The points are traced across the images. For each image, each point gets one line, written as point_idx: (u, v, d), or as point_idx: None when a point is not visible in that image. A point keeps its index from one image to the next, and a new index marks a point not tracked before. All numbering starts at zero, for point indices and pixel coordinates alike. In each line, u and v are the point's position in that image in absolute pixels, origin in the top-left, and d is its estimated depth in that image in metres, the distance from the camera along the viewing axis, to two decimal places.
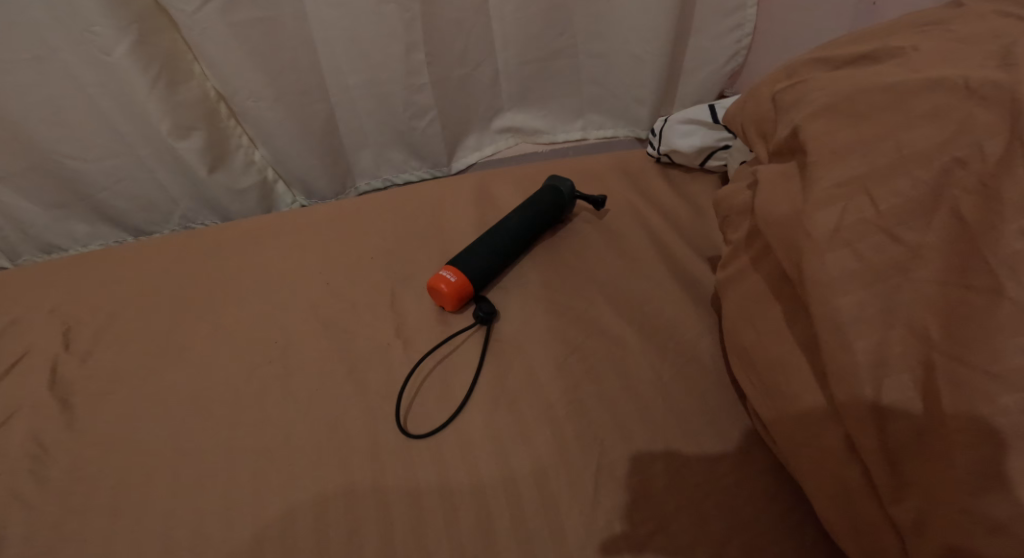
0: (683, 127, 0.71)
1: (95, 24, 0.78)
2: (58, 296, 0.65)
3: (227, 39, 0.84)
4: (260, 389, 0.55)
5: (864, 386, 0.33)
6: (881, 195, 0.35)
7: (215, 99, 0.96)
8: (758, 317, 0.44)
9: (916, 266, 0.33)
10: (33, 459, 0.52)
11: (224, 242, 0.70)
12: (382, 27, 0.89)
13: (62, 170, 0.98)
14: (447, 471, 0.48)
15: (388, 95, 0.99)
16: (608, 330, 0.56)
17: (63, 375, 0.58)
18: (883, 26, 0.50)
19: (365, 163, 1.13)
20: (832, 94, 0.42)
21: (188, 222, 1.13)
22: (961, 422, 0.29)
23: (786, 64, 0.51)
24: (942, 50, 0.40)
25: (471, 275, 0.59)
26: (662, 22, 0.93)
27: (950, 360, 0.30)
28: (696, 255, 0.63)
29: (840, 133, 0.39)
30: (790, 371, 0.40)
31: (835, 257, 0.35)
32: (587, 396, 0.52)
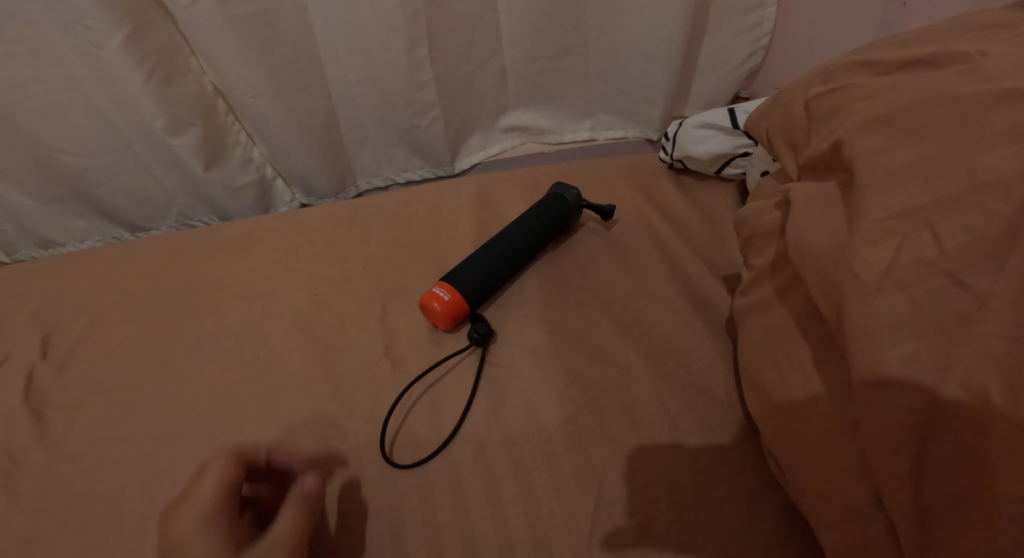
0: (699, 132, 0.67)
1: (88, 17, 0.75)
2: (39, 300, 0.62)
3: (225, 33, 0.81)
4: (245, 407, 0.52)
5: (906, 442, 0.30)
6: (945, 230, 0.31)
7: (213, 94, 0.93)
8: (784, 355, 0.40)
9: (983, 317, 0.29)
10: (4, 473, 0.49)
11: (215, 246, 0.67)
12: (386, 22, 0.86)
13: (56, 165, 0.96)
14: (434, 503, 0.45)
15: (390, 92, 0.96)
16: (613, 356, 0.53)
17: (38, 385, 0.55)
18: (933, 27, 0.45)
19: (366, 161, 1.10)
20: (883, 108, 0.38)
21: (185, 219, 1.11)
22: (1014, 492, 0.26)
23: (821, 70, 0.47)
24: (1015, 58, 0.35)
25: (467, 291, 0.55)
26: (678, 20, 0.89)
27: (1010, 426, 0.27)
28: (709, 272, 0.59)
29: (896, 154, 0.35)
30: (815, 414, 0.37)
31: (883, 301, 0.31)
32: (588, 427, 0.48)
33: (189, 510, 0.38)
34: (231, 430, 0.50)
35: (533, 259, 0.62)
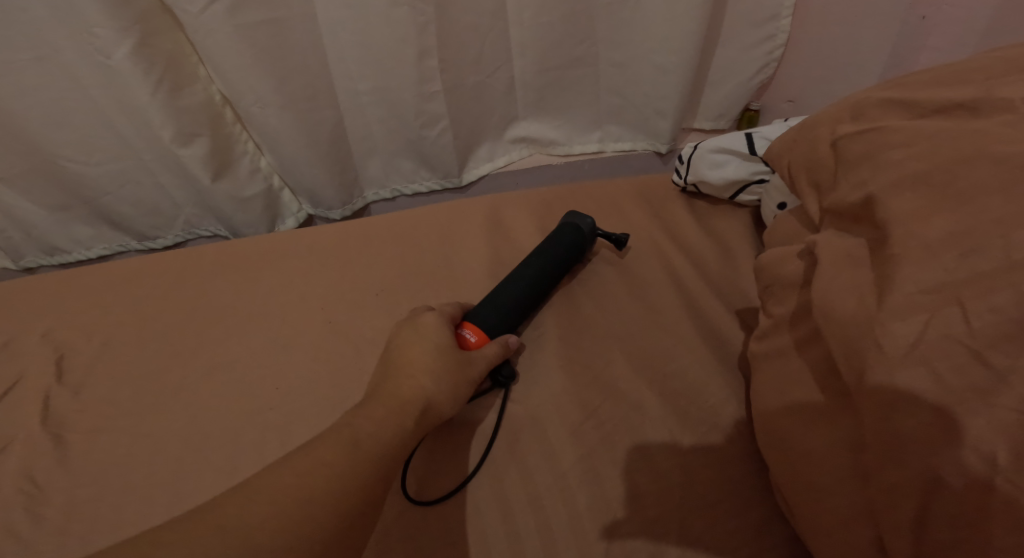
0: (715, 157, 0.65)
1: (95, 26, 0.75)
2: (52, 319, 0.62)
3: (233, 42, 0.81)
4: (257, 436, 0.51)
5: (910, 498, 0.30)
6: (974, 308, 0.29)
7: (221, 103, 0.93)
8: (798, 402, 0.39)
9: (1001, 392, 0.28)
10: (26, 497, 0.48)
11: (224, 264, 0.66)
12: (395, 32, 0.85)
13: (65, 173, 0.96)
14: (450, 536, 0.45)
15: (399, 103, 0.96)
16: (628, 393, 0.52)
17: (56, 407, 0.54)
18: (968, 61, 0.42)
19: (373, 171, 1.10)
20: (918, 163, 0.36)
21: (192, 228, 1.11)
22: (1011, 544, 0.26)
23: (848, 105, 0.45)
24: None
25: (487, 328, 0.54)
26: (691, 32, 0.88)
27: (1012, 490, 0.26)
28: (723, 305, 0.58)
29: (932, 222, 0.33)
30: (822, 464, 0.37)
31: (906, 376, 0.30)
32: (601, 463, 0.47)
33: (428, 317, 0.52)
34: (244, 454, 0.50)
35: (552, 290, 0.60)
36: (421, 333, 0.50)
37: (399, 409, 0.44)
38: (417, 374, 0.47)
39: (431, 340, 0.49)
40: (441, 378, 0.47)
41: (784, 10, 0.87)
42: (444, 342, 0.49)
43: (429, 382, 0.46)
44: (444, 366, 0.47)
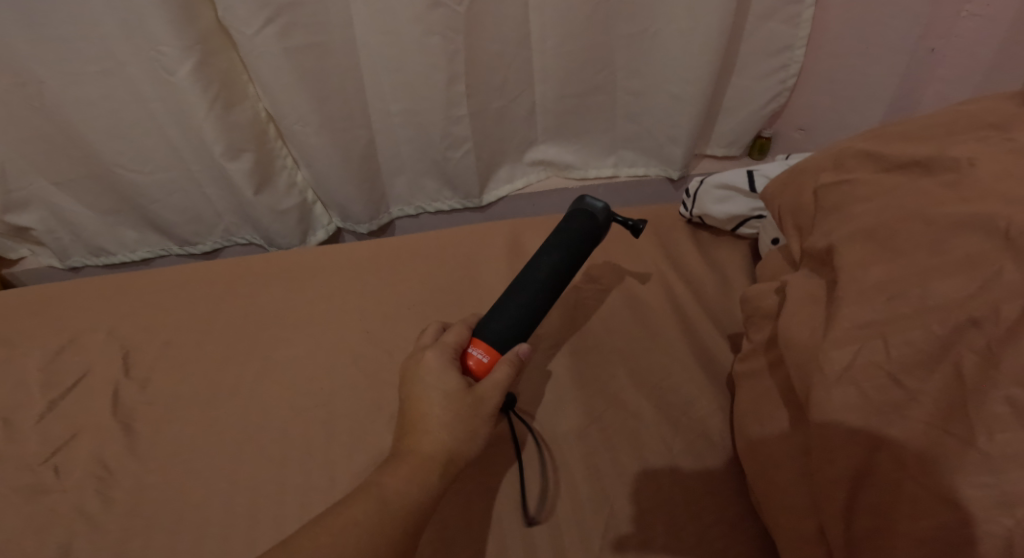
0: (718, 193, 0.71)
1: (162, 45, 0.83)
2: (115, 318, 0.69)
3: (282, 63, 0.89)
4: (300, 430, 0.57)
5: (840, 492, 0.36)
6: (894, 341, 0.35)
7: (265, 120, 1.01)
8: (765, 416, 0.45)
9: (911, 407, 0.34)
10: (99, 480, 0.54)
11: (270, 276, 0.73)
12: (428, 58, 0.92)
13: (119, 181, 1.05)
14: (473, 520, 0.50)
15: (428, 125, 1.03)
16: (626, 403, 0.57)
17: (123, 400, 0.61)
18: (934, 114, 0.47)
19: (400, 190, 1.17)
20: (872, 215, 0.41)
21: (229, 235, 1.20)
22: (912, 529, 0.32)
23: (832, 154, 0.50)
24: (1003, 168, 0.37)
25: (499, 342, 0.51)
26: (705, 63, 0.94)
27: (915, 487, 0.32)
28: (716, 329, 0.63)
29: (870, 270, 0.39)
30: (781, 467, 0.42)
31: (839, 392, 0.36)
32: (602, 462, 0.53)
33: (431, 354, 0.49)
34: (288, 448, 0.56)
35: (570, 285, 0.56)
36: (424, 383, 0.48)
37: (423, 466, 0.44)
38: (432, 429, 0.45)
39: (436, 389, 0.47)
40: (455, 433, 0.45)
41: (798, 42, 0.93)
42: (452, 389, 0.47)
43: (442, 443, 0.45)
44: (454, 419, 0.46)
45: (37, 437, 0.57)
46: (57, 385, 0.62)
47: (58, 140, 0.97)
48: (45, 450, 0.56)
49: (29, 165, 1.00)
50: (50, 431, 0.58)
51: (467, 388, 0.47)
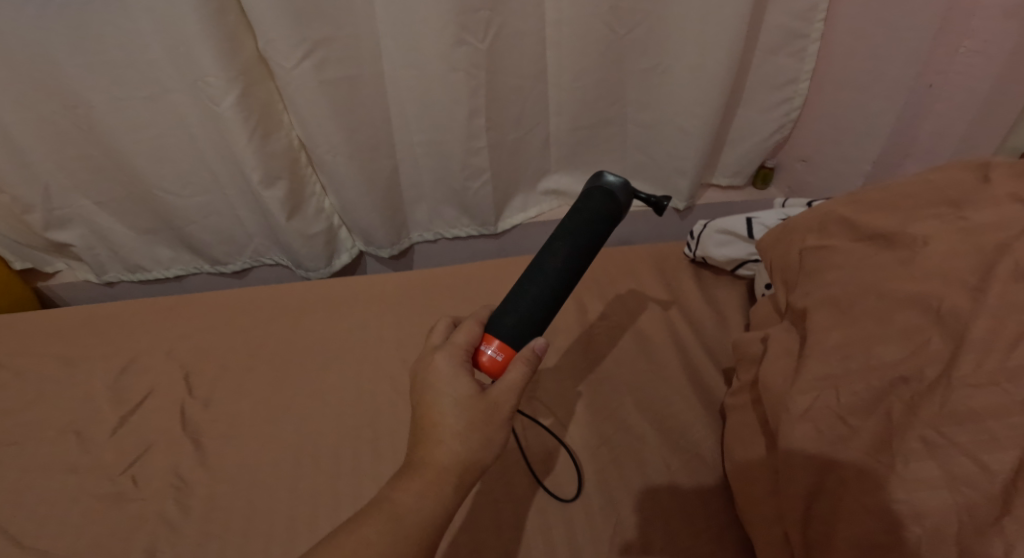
0: (720, 237, 0.77)
1: (209, 77, 0.90)
2: (174, 340, 0.76)
3: (316, 94, 0.95)
4: (342, 444, 0.64)
5: (797, 505, 0.45)
6: (843, 390, 0.44)
7: (298, 148, 1.09)
8: (747, 444, 0.53)
9: (851, 441, 0.42)
10: (177, 489, 0.60)
11: (311, 303, 0.80)
12: (453, 93, 0.99)
13: (160, 203, 1.13)
14: (502, 527, 0.57)
15: (448, 154, 1.10)
16: (632, 427, 0.64)
17: (191, 417, 0.67)
18: (904, 183, 0.55)
19: (420, 216, 1.25)
20: (840, 282, 0.51)
21: (259, 256, 1.28)
22: (846, 535, 0.40)
23: (819, 217, 0.59)
24: (946, 250, 0.46)
25: (512, 338, 0.53)
26: (710, 101, 1.01)
27: (849, 502, 0.40)
28: (712, 362, 0.70)
29: (832, 332, 0.48)
30: (755, 486, 0.51)
31: (799, 429, 0.45)
32: (612, 478, 0.60)
33: (441, 358, 0.50)
34: (339, 457, 0.63)
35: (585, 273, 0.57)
36: (435, 389, 0.49)
37: (436, 478, 0.45)
38: (443, 439, 0.46)
39: (448, 396, 0.48)
40: (468, 440, 0.47)
41: (802, 76, 1.01)
42: (463, 396, 0.48)
43: (453, 453, 0.46)
44: (467, 427, 0.47)
45: (112, 450, 0.64)
46: (125, 401, 0.68)
47: (105, 164, 1.06)
48: (122, 461, 0.63)
49: (76, 186, 1.08)
50: (123, 444, 0.64)
51: (479, 394, 0.48)
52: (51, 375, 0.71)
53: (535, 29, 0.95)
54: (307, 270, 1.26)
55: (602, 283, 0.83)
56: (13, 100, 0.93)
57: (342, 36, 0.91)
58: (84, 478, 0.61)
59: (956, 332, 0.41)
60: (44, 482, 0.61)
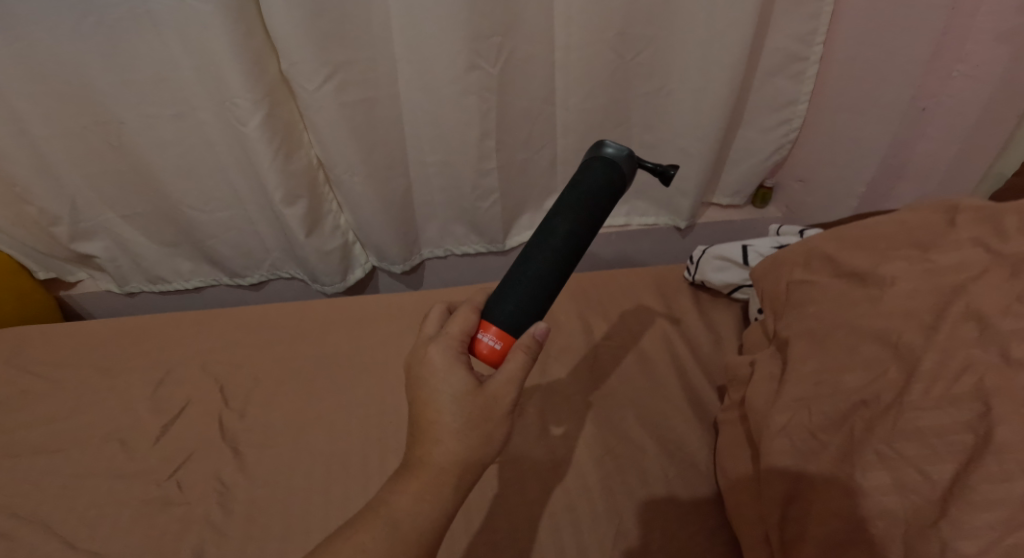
0: (717, 263, 0.83)
1: (237, 98, 0.95)
2: (208, 353, 0.82)
3: (337, 116, 1.00)
4: (364, 453, 0.69)
5: (774, 511, 0.50)
6: (815, 410, 0.50)
7: (317, 167, 1.14)
8: (736, 456, 0.60)
9: (819, 454, 0.48)
10: (219, 493, 0.65)
11: (332, 321, 0.85)
12: (465, 114, 1.04)
13: (184, 218, 1.19)
14: (516, 530, 0.62)
15: (460, 174, 1.15)
16: (633, 439, 0.69)
17: (228, 427, 0.72)
18: (882, 221, 0.61)
19: (431, 233, 1.31)
20: (817, 313, 0.57)
21: (275, 269, 1.33)
22: (811, 536, 0.45)
23: (805, 251, 0.65)
24: (910, 291, 0.50)
25: (511, 324, 0.51)
26: (711, 125, 1.06)
27: (814, 506, 0.46)
28: (706, 380, 0.75)
29: (808, 358, 0.54)
30: (740, 493, 0.57)
31: (777, 443, 0.51)
32: (616, 486, 0.65)
33: (435, 350, 0.49)
34: (364, 463, 0.68)
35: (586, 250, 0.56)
36: (432, 386, 0.48)
37: (434, 481, 0.47)
38: (441, 439, 0.47)
39: (445, 394, 0.47)
40: (466, 439, 0.47)
41: (800, 98, 1.05)
42: (460, 393, 0.47)
43: (451, 454, 0.47)
44: (465, 426, 0.47)
45: (157, 457, 0.69)
46: (165, 412, 0.74)
47: (133, 178, 1.11)
48: (168, 467, 0.68)
49: (102, 200, 1.14)
50: (167, 452, 0.69)
51: (476, 389, 0.48)
52: (98, 388, 0.78)
53: (544, 54, 1.00)
54: (322, 285, 1.31)
55: (605, 303, 0.89)
56: (47, 117, 0.98)
57: (361, 59, 0.96)
58: (132, 484, 0.66)
59: (910, 362, 0.46)
60: (96, 487, 0.66)
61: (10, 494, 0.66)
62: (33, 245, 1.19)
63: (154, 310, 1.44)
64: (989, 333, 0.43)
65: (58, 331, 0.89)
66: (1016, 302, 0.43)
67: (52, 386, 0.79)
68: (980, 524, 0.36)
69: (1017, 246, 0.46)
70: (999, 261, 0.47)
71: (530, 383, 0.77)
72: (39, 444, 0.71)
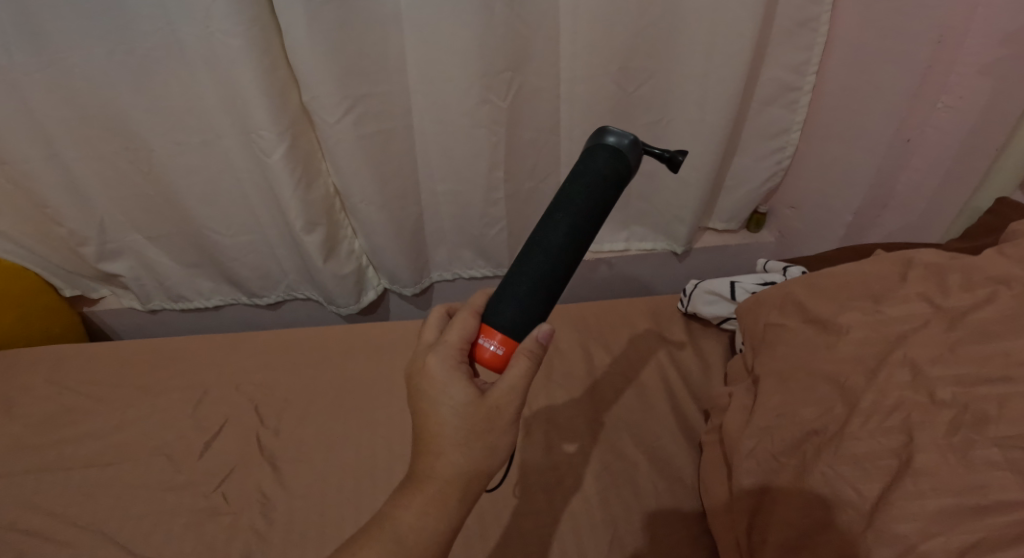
0: (707, 297, 0.91)
1: (262, 130, 1.00)
2: (242, 377, 0.92)
3: (355, 146, 1.06)
4: (388, 468, 0.78)
5: (742, 519, 0.62)
6: (777, 437, 0.62)
7: (333, 195, 1.21)
8: (715, 473, 0.69)
9: (778, 474, 0.60)
10: (262, 504, 0.74)
11: (351, 347, 0.96)
12: (474, 145, 1.11)
13: (207, 241, 1.25)
14: (524, 537, 0.70)
15: (468, 202, 1.23)
16: (628, 456, 0.77)
17: (266, 444, 0.82)
18: (846, 270, 0.71)
19: (441, 258, 1.38)
20: (784, 355, 0.69)
21: (292, 290, 1.40)
22: (770, 538, 0.58)
23: (781, 295, 0.76)
24: (859, 339, 0.63)
25: (512, 329, 0.56)
26: (710, 158, 1.11)
27: (773, 515, 0.58)
28: (694, 403, 0.83)
29: (775, 394, 0.66)
30: (714, 505, 0.66)
31: (746, 464, 0.64)
32: (612, 497, 0.72)
33: (434, 361, 0.53)
34: (385, 477, 0.77)
35: (584, 248, 0.59)
36: (433, 397, 0.52)
37: (439, 496, 0.51)
38: (443, 453, 0.51)
39: (446, 406, 0.51)
40: (469, 450, 0.51)
41: (794, 126, 1.12)
42: (460, 404, 0.51)
43: (457, 462, 0.51)
44: (467, 436, 0.51)
45: (201, 472, 0.79)
46: (206, 430, 0.84)
47: (162, 203, 1.18)
48: (214, 481, 0.77)
49: (128, 221, 1.20)
50: (210, 467, 0.79)
51: (477, 398, 0.51)
52: (145, 408, 0.87)
53: (550, 87, 1.06)
54: (338, 306, 1.38)
55: (605, 332, 0.96)
56: (82, 143, 1.05)
57: (377, 92, 1.02)
58: (182, 496, 0.76)
59: (850, 400, 0.58)
60: (152, 500, 0.76)
61: (73, 505, 0.76)
62: (59, 263, 1.25)
63: (174, 330, 1.51)
64: (921, 379, 0.55)
65: (97, 353, 0.98)
66: (943, 353, 0.55)
67: (100, 406, 0.88)
68: (898, 532, 0.47)
69: (954, 299, 0.59)
70: (939, 314, 0.59)
71: (537, 406, 0.85)
72: (93, 459, 0.81)
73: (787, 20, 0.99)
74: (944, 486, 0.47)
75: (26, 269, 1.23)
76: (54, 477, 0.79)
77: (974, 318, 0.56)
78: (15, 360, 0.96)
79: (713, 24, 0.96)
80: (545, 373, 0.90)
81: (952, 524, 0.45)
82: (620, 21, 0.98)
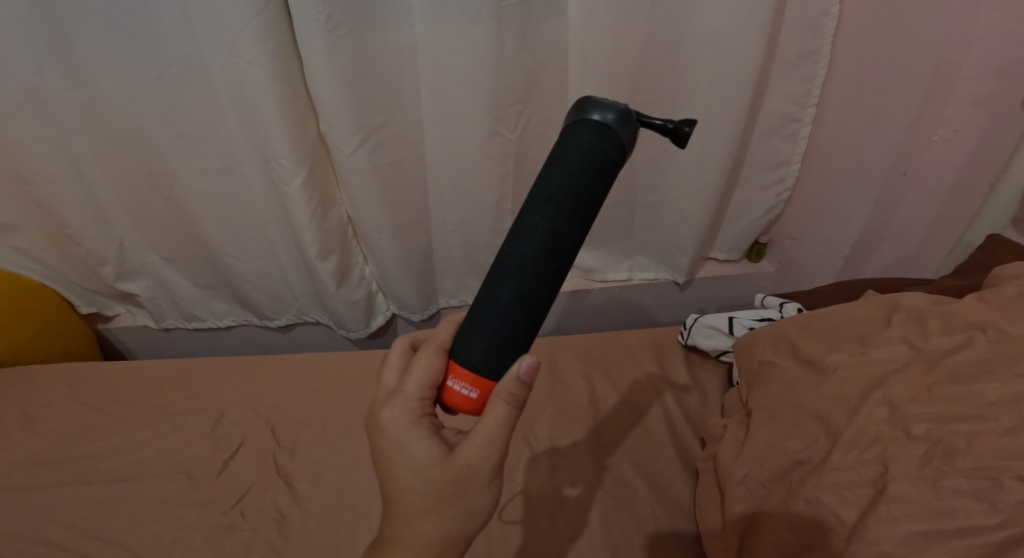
0: (706, 331, 0.94)
1: (282, 159, 1.04)
2: (257, 399, 0.95)
3: (369, 176, 1.11)
4: None
5: (731, 544, 0.65)
6: (768, 467, 0.66)
7: (346, 223, 1.25)
8: (708, 501, 0.71)
9: (767, 501, 0.64)
10: (278, 521, 0.77)
11: (362, 373, 1.00)
12: (484, 177, 1.16)
13: (222, 265, 1.29)
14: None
15: (477, 232, 1.28)
16: (627, 482, 0.80)
17: (282, 463, 0.85)
18: (834, 312, 0.77)
19: (448, 285, 1.42)
20: (775, 391, 0.73)
21: (301, 314, 1.44)
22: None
23: (774, 334, 0.80)
24: (845, 378, 0.67)
25: (484, 369, 0.54)
26: (710, 194, 1.16)
27: (761, 539, 0.61)
28: (692, 433, 0.86)
29: (765, 426, 0.70)
30: (707, 530, 0.69)
31: (737, 491, 0.67)
32: (612, 521, 0.75)
33: (392, 414, 0.54)
34: None
35: (564, 257, 0.55)
36: (396, 455, 0.54)
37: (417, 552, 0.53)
38: (415, 504, 0.53)
39: (410, 466, 0.53)
40: (439, 505, 0.53)
41: (794, 159, 1.13)
42: (423, 464, 0.53)
43: (428, 521, 0.53)
44: (438, 492, 0.53)
45: (219, 488, 0.82)
46: (224, 448, 0.87)
47: (182, 227, 1.23)
48: (231, 499, 0.80)
49: (147, 242, 1.25)
50: (228, 485, 0.82)
51: (445, 458, 0.53)
52: (163, 427, 0.91)
53: (557, 120, 1.12)
54: (347, 331, 1.42)
55: (607, 364, 1.00)
56: (108, 166, 1.10)
57: (393, 122, 1.07)
58: (199, 512, 0.79)
59: (833, 435, 0.62)
60: (169, 515, 0.78)
61: (94, 519, 0.79)
62: (77, 280, 1.29)
63: (186, 349, 1.55)
64: (897, 415, 0.60)
65: (118, 373, 1.02)
66: (920, 393, 0.60)
67: (121, 423, 0.92)
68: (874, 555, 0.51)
69: (935, 344, 0.64)
70: (920, 356, 0.64)
71: (541, 433, 0.88)
72: (114, 474, 0.84)
73: (789, 53, 1.01)
74: (917, 513, 0.52)
75: (45, 286, 1.27)
76: (76, 490, 0.82)
77: (949, 361, 0.61)
78: (40, 376, 1.00)
79: (715, 68, 1.01)
80: (549, 401, 0.93)
81: (922, 548, 0.50)
82: (625, 58, 1.04)
